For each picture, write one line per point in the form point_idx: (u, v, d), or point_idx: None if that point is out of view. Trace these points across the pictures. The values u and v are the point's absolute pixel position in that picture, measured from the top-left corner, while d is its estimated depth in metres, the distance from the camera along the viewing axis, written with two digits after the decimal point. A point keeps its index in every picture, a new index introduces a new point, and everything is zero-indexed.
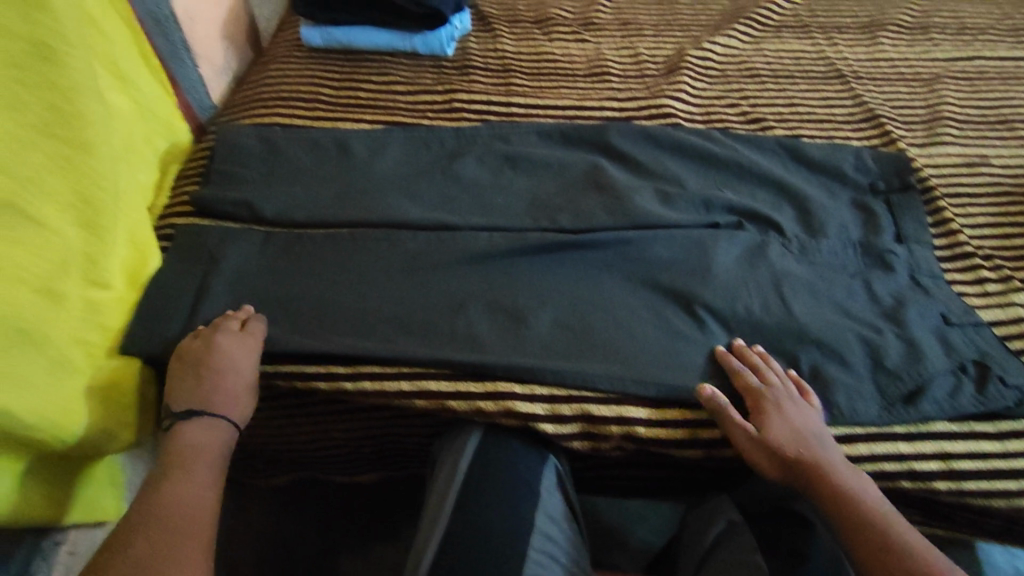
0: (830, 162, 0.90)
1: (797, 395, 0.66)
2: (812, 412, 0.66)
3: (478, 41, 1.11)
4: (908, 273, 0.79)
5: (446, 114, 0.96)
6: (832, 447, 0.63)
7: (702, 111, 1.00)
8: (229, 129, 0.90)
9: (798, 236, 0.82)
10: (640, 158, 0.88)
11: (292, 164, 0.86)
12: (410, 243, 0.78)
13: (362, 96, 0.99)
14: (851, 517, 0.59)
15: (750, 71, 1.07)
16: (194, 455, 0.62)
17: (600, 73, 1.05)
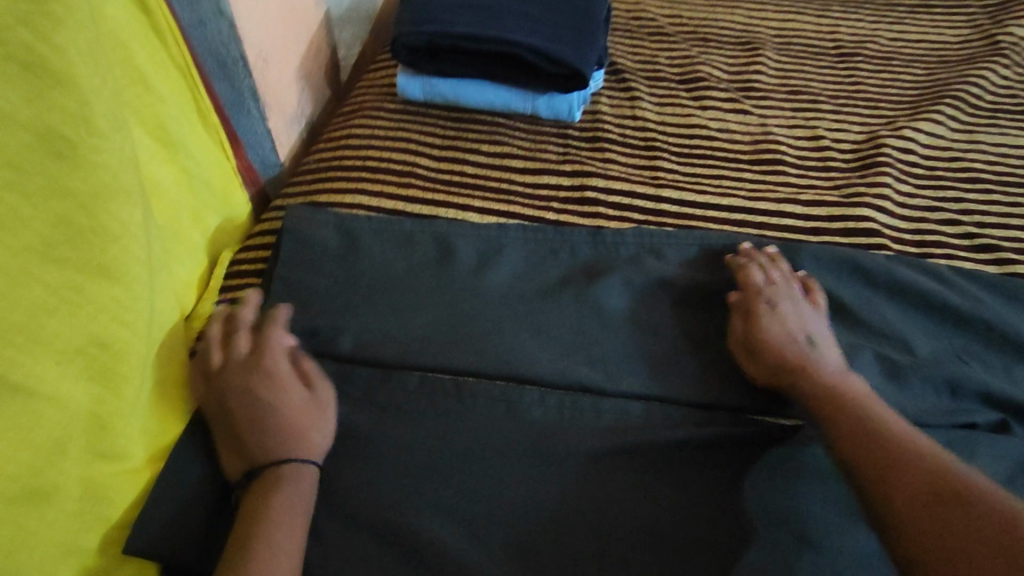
0: None
1: (800, 303, 0.62)
2: (817, 324, 0.61)
3: (612, 103, 0.89)
4: None
5: (577, 208, 0.74)
6: (832, 359, 0.58)
7: (912, 227, 0.75)
8: (301, 211, 0.69)
9: None
10: (847, 303, 0.65)
11: (387, 271, 0.65)
12: (536, 415, 0.57)
13: (469, 171, 0.77)
14: (837, 421, 0.52)
15: (968, 172, 0.82)
16: (282, 512, 0.50)
17: (772, 160, 0.81)
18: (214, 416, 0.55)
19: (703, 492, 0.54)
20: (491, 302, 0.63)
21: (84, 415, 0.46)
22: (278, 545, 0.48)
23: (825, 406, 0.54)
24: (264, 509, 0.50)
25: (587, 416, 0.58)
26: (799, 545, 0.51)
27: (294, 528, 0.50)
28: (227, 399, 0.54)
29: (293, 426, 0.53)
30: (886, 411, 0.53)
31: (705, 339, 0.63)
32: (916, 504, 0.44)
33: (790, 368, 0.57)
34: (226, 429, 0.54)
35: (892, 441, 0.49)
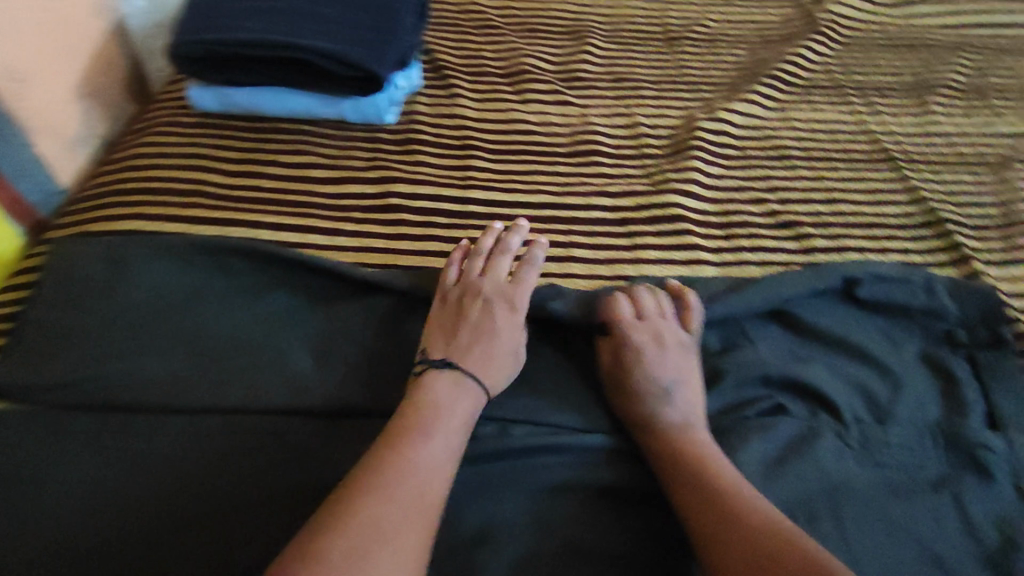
0: (899, 299, 0.65)
1: (669, 342, 0.60)
2: (683, 368, 0.59)
3: (430, 102, 0.86)
4: (1011, 482, 0.56)
5: (378, 216, 0.71)
6: (687, 406, 0.56)
7: (717, 210, 0.76)
8: (67, 246, 0.64)
9: (859, 421, 0.58)
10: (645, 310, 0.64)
11: (155, 302, 0.61)
12: (305, 445, 0.54)
13: (265, 186, 0.73)
14: (682, 478, 0.51)
15: (777, 150, 0.84)
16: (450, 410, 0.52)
17: (588, 152, 0.81)
18: (448, 324, 0.59)
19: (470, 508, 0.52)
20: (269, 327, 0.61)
21: None
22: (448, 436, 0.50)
23: (669, 460, 0.52)
24: (433, 403, 0.52)
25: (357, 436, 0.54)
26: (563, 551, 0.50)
27: (456, 431, 0.51)
28: (500, 316, 0.59)
29: (451, 397, 0.53)
30: (722, 455, 0.53)
31: None
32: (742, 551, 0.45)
33: (641, 413, 0.56)
34: (454, 329, 0.58)
35: (729, 486, 0.50)
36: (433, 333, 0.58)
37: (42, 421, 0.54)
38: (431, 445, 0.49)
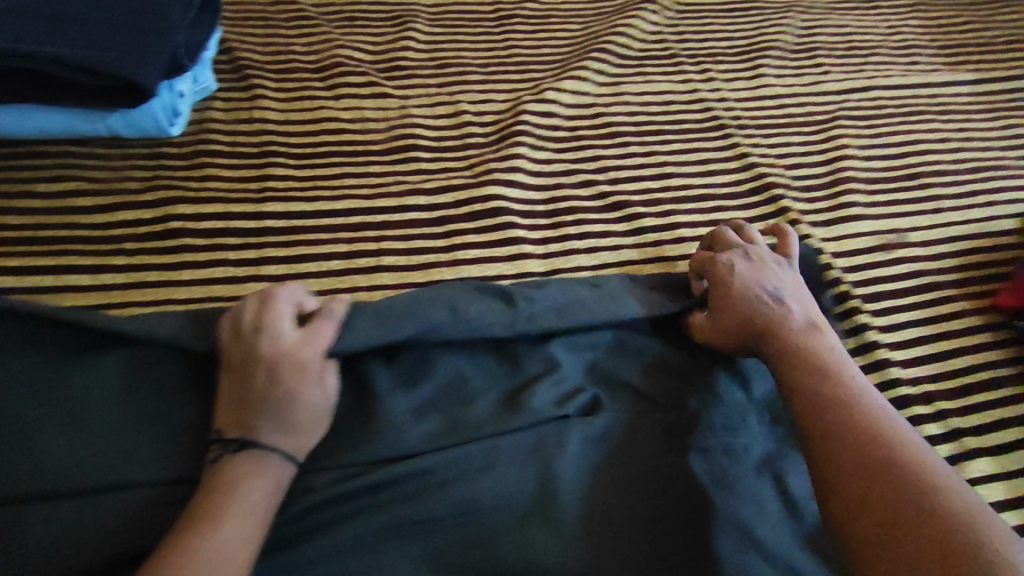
0: None
1: (767, 259, 0.56)
2: (795, 286, 0.54)
3: (227, 106, 0.77)
4: None
5: (157, 245, 0.62)
6: (799, 312, 0.51)
7: (544, 197, 0.72)
8: None
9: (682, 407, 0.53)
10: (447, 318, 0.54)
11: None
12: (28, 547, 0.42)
13: (14, 222, 0.63)
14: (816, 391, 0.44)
15: (608, 127, 0.80)
16: (251, 491, 0.42)
17: (405, 147, 0.74)
18: (233, 396, 0.46)
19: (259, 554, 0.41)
20: None
21: None
22: (239, 523, 0.40)
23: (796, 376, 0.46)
24: (230, 485, 0.42)
25: (107, 524, 0.43)
26: None
27: (255, 515, 0.41)
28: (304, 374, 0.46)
29: (249, 474, 0.43)
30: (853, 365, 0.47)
31: None
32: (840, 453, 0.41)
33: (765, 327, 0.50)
34: (242, 403, 0.45)
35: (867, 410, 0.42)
36: (220, 407, 0.46)
37: None
38: (212, 530, 0.39)
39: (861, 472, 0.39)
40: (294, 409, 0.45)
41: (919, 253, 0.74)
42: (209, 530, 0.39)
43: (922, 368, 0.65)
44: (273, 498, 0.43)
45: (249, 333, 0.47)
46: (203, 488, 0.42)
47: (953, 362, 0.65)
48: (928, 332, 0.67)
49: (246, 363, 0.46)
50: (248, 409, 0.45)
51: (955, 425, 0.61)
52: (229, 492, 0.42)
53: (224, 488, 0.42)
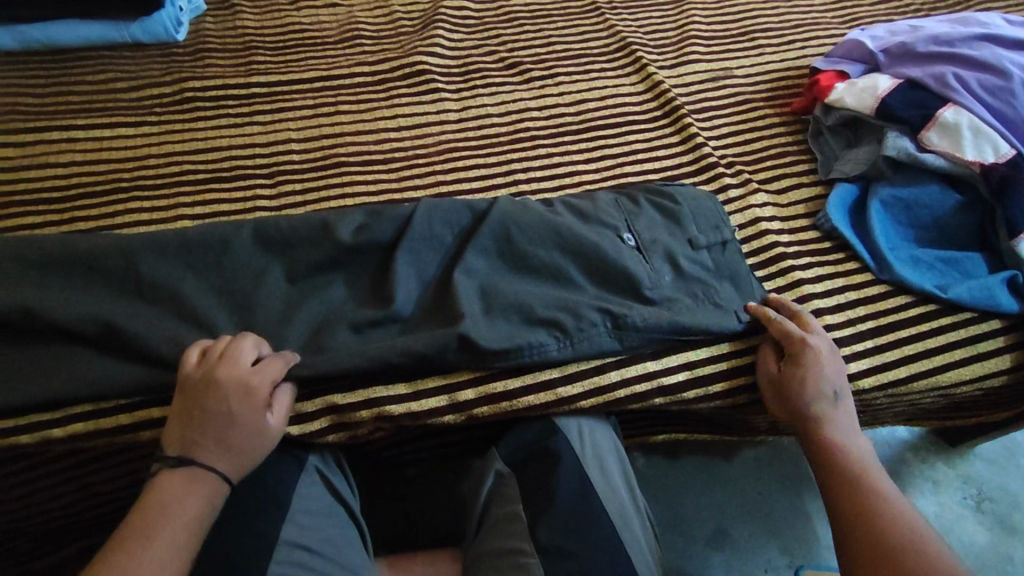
0: (611, 224, 0.74)
1: (835, 356, 0.64)
2: (845, 387, 0.63)
3: (215, 21, 1.01)
4: (684, 237, 0.74)
5: (176, 106, 0.87)
6: (846, 419, 0.62)
7: (458, 63, 0.96)
8: None
9: (581, 237, 0.71)
10: (408, 240, 0.69)
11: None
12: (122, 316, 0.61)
13: (74, 100, 0.87)
14: (845, 482, 0.57)
15: (506, 15, 1.05)
16: (180, 511, 0.50)
17: (352, 38, 0.99)
18: (185, 416, 0.53)
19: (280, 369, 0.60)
20: (89, 196, 0.76)
21: None
22: (170, 531, 0.49)
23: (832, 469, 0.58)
24: (162, 502, 0.50)
25: (199, 286, 0.65)
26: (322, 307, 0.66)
27: (184, 527, 0.49)
28: (247, 405, 0.54)
29: (189, 492, 0.51)
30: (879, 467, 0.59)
31: (271, 280, 0.66)
32: (847, 515, 0.55)
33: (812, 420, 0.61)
34: (190, 422, 0.53)
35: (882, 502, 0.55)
36: (172, 424, 0.53)
37: None
38: (150, 539, 0.48)
39: (882, 560, 0.51)
40: (235, 433, 0.53)
41: (743, 81, 0.97)
42: (161, 526, 0.49)
43: (735, 152, 0.88)
44: (207, 511, 0.51)
45: (212, 360, 0.55)
46: (151, 497, 0.50)
47: (760, 147, 0.89)
48: (744, 130, 0.91)
49: (200, 388, 0.53)
50: (193, 428, 0.52)
51: (759, 183, 0.84)
52: (175, 495, 0.50)
53: (159, 502, 0.50)
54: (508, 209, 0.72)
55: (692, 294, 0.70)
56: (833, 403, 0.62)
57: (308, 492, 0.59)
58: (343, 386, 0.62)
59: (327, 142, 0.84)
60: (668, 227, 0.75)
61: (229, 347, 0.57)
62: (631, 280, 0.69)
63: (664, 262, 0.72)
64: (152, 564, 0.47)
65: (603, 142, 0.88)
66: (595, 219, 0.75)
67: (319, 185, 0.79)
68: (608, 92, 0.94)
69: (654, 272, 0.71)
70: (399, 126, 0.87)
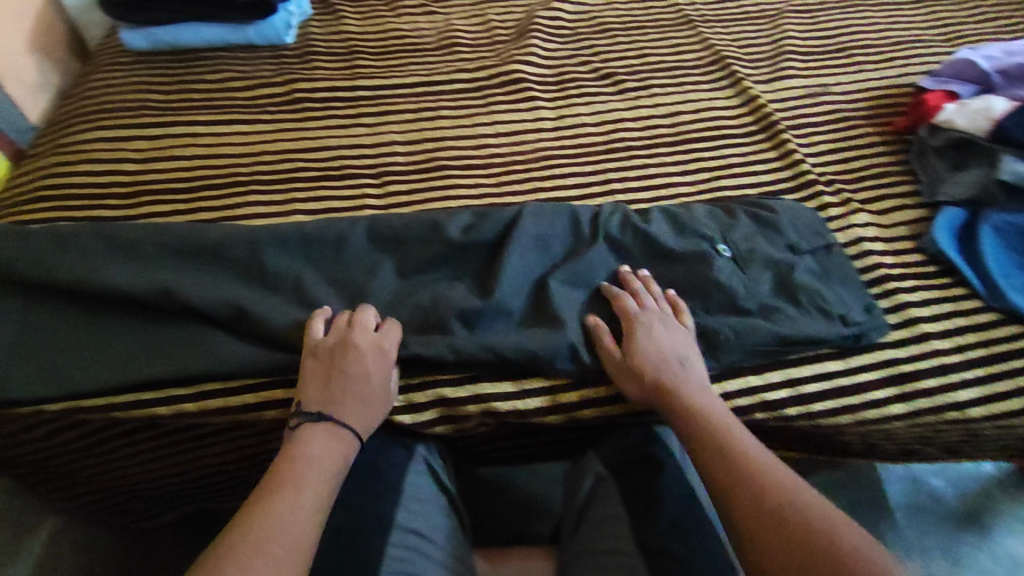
0: (708, 232, 0.73)
1: (673, 331, 0.65)
2: (692, 357, 0.64)
3: (321, 25, 1.06)
4: (784, 246, 0.73)
5: (288, 106, 0.92)
6: (696, 386, 0.61)
7: (553, 72, 0.98)
8: (62, 159, 0.85)
9: (679, 250, 0.72)
10: (512, 242, 0.71)
11: (75, 281, 0.66)
12: (251, 299, 0.66)
13: (195, 97, 0.93)
14: (721, 449, 0.57)
15: (600, 25, 1.06)
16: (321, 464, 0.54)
17: (450, 44, 1.02)
18: (322, 373, 0.59)
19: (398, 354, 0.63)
20: (212, 188, 0.81)
21: None
22: (316, 482, 0.53)
23: (696, 438, 0.58)
24: (306, 455, 0.54)
25: (317, 276, 0.70)
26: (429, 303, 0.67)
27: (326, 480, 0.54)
28: (375, 364, 0.60)
29: (323, 445, 0.55)
30: (745, 432, 0.59)
31: (384, 273, 0.70)
32: (728, 481, 0.55)
33: (658, 393, 0.61)
34: (328, 379, 0.59)
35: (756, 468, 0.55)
36: (310, 380, 0.59)
37: (27, 306, 0.67)
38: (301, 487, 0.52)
39: (772, 526, 0.51)
40: (366, 390, 0.59)
41: (841, 98, 0.96)
42: (301, 471, 0.53)
43: (834, 170, 0.87)
44: (337, 461, 0.56)
45: (342, 327, 0.63)
46: (287, 449, 0.55)
47: (860, 166, 0.87)
48: (843, 147, 0.89)
49: (335, 348, 0.60)
50: (327, 387, 0.59)
51: (860, 201, 0.83)
52: (309, 446, 0.55)
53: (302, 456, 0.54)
54: (610, 218, 0.74)
55: (797, 306, 0.69)
56: (676, 376, 0.61)
57: (419, 483, 0.62)
58: (451, 380, 0.64)
59: (429, 146, 0.87)
60: (765, 235, 0.74)
61: (352, 318, 0.64)
62: (732, 292, 0.69)
63: (765, 272, 0.71)
64: (303, 509, 0.51)
65: (698, 154, 0.88)
66: (692, 229, 0.74)
67: (424, 187, 0.82)
68: (703, 105, 0.94)
69: (751, 283, 0.70)
70: (497, 132, 0.90)
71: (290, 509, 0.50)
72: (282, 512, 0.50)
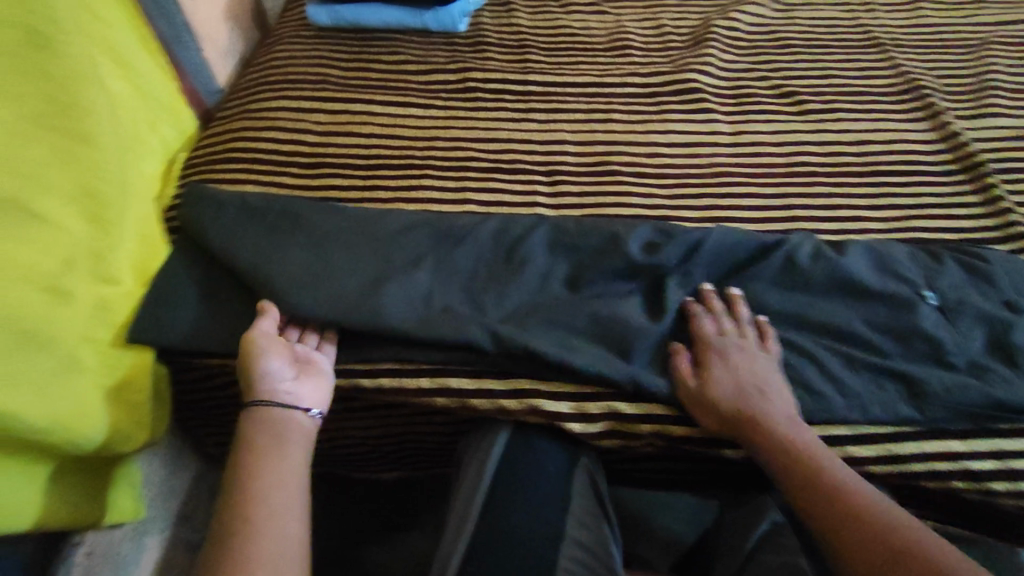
0: (911, 275, 0.68)
1: (753, 358, 0.62)
2: (774, 383, 0.61)
3: (492, 16, 1.06)
4: (999, 301, 0.67)
5: (460, 95, 0.92)
6: (786, 415, 0.59)
7: (730, 85, 0.94)
8: (247, 124, 0.89)
9: (877, 291, 0.67)
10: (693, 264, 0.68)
11: (270, 263, 0.68)
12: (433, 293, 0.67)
13: (372, 77, 0.95)
14: (806, 474, 0.55)
15: (781, 40, 1.01)
16: (278, 428, 0.58)
17: (622, 47, 0.99)
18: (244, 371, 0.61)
19: (586, 366, 0.61)
20: (389, 168, 0.83)
21: (82, 247, 0.64)
22: (286, 447, 0.58)
23: (784, 464, 0.56)
24: (261, 425, 0.58)
25: (494, 273, 0.69)
26: (608, 316, 0.65)
27: (293, 440, 0.58)
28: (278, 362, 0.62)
29: (277, 427, 0.59)
30: (830, 457, 0.56)
31: (560, 281, 0.70)
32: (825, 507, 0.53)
33: (738, 419, 0.58)
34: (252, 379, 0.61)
35: (848, 493, 0.53)
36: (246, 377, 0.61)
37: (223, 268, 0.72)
38: (267, 450, 0.57)
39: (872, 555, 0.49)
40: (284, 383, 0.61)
41: None
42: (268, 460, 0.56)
43: None
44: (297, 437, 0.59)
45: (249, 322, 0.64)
46: (244, 441, 0.57)
47: None
48: None
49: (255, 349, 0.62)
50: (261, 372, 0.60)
51: None
52: (272, 433, 0.58)
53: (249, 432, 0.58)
54: (802, 246, 0.70)
55: (1013, 367, 0.63)
56: (761, 402, 0.59)
57: (583, 494, 0.61)
58: (628, 397, 0.62)
59: (601, 148, 0.85)
60: (977, 285, 0.68)
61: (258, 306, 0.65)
62: (936, 345, 0.64)
63: (975, 325, 0.65)
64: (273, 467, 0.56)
65: (889, 189, 0.82)
66: (893, 269, 0.69)
67: (596, 191, 0.81)
68: (895, 136, 0.88)
69: (961, 337, 0.65)
70: (671, 142, 0.86)
71: (269, 465, 0.56)
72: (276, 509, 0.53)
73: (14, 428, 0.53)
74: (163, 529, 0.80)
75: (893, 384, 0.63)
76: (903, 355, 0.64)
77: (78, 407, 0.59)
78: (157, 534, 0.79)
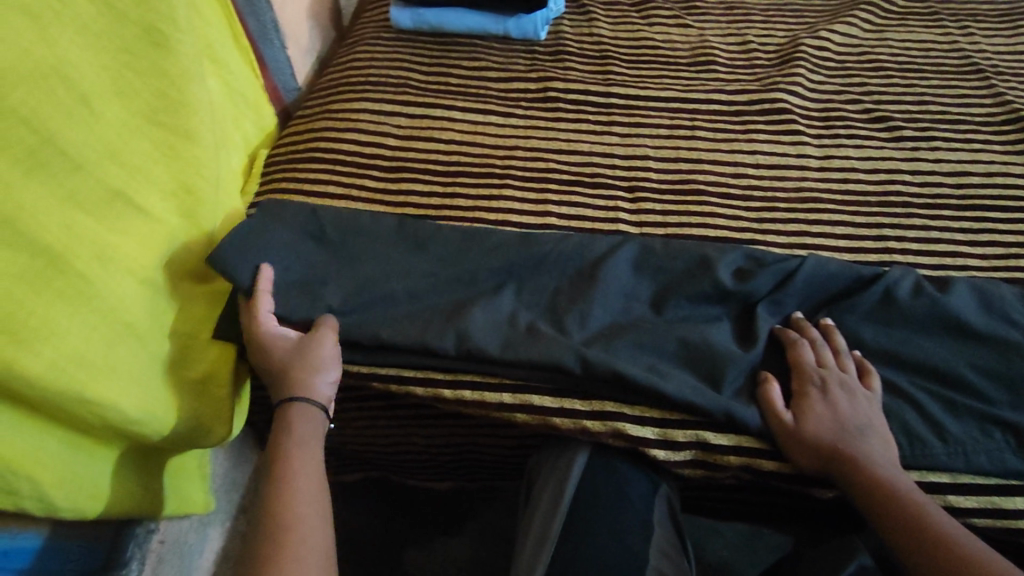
0: (1021, 319, 0.65)
1: (858, 394, 0.59)
2: (875, 423, 0.58)
3: (573, 25, 1.05)
4: None
5: (541, 104, 0.92)
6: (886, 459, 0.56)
7: (819, 107, 0.91)
8: (330, 124, 0.89)
9: (984, 332, 0.64)
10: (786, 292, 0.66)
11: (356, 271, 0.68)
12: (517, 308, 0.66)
13: (453, 82, 0.95)
14: (902, 515, 0.52)
15: (873, 62, 0.97)
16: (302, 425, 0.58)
17: (706, 62, 0.97)
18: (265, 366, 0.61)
19: (675, 395, 0.60)
20: (470, 175, 0.82)
21: (177, 240, 0.64)
22: (311, 444, 0.58)
23: (879, 505, 0.53)
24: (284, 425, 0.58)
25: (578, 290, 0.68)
26: (696, 342, 0.64)
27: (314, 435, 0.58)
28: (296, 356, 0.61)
29: (314, 425, 0.59)
30: (928, 500, 0.54)
31: (646, 302, 0.68)
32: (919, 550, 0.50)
33: (836, 457, 0.56)
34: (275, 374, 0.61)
35: (945, 536, 0.50)
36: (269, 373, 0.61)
37: None
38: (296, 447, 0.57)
39: None
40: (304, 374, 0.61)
41: None
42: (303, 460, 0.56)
43: None
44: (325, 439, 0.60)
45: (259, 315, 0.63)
46: (277, 438, 0.57)
47: None
48: None
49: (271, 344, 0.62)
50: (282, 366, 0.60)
51: None
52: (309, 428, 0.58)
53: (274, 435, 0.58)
54: (901, 281, 0.67)
55: None
56: (857, 440, 0.57)
57: (665, 524, 0.59)
58: (717, 427, 0.60)
59: (686, 166, 0.84)
60: None
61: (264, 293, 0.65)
62: None
63: None
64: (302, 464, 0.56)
65: (990, 224, 0.78)
66: (1000, 311, 0.65)
67: (680, 209, 0.79)
68: (996, 168, 0.83)
69: None
70: (757, 163, 0.84)
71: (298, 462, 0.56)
72: (306, 516, 0.53)
73: (115, 421, 0.53)
74: (225, 520, 0.80)
75: (1000, 432, 0.59)
76: (1011, 401, 0.61)
77: (167, 400, 0.58)
78: (220, 525, 0.79)
